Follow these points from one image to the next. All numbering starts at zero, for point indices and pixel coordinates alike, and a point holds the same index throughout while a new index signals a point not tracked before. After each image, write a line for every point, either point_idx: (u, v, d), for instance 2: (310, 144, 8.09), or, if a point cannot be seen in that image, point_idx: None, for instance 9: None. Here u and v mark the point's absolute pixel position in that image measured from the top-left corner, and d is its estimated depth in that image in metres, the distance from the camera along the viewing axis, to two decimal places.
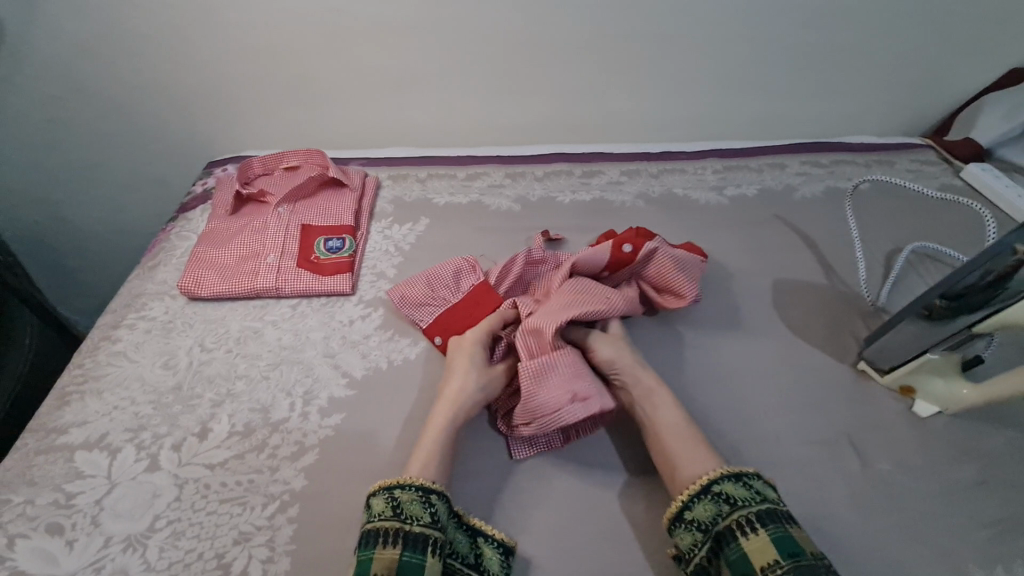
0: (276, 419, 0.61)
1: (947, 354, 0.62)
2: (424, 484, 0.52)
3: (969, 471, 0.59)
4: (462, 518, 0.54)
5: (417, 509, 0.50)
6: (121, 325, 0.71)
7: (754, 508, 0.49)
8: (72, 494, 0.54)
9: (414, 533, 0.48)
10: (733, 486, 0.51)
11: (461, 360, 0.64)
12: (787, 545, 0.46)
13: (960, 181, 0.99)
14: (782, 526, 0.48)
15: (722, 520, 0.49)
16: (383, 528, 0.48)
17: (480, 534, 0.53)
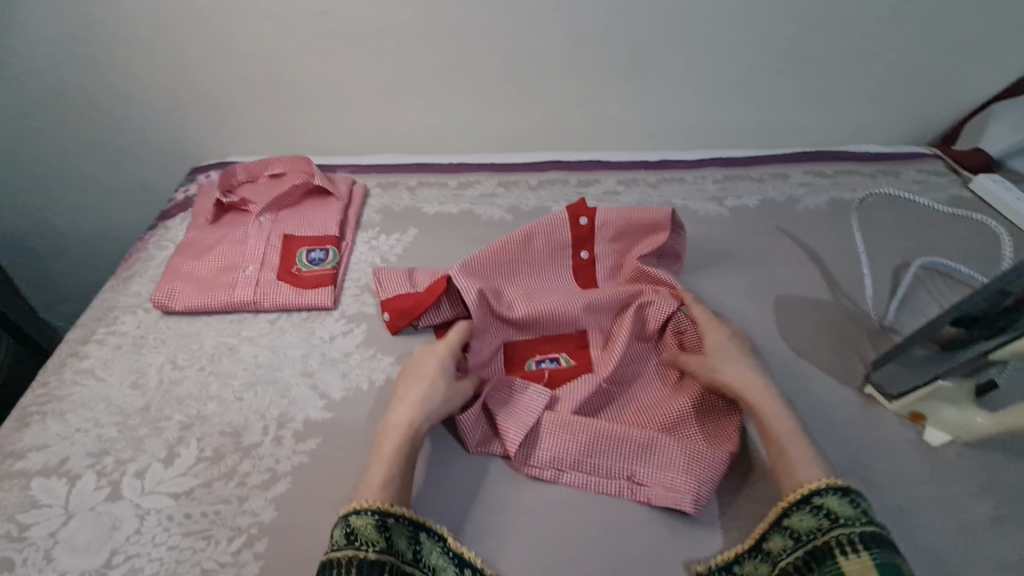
0: (247, 444, 0.58)
1: (958, 381, 0.58)
2: (381, 506, 0.49)
3: (984, 505, 0.55)
4: (449, 543, 0.50)
5: (373, 534, 0.47)
6: (90, 340, 0.68)
7: (859, 530, 0.46)
8: (26, 526, 0.51)
9: (367, 561, 0.45)
10: (838, 502, 0.49)
11: (423, 362, 0.61)
12: (891, 573, 0.44)
13: (970, 192, 0.96)
14: (888, 553, 0.45)
15: (820, 535, 0.48)
16: (337, 559, 0.45)
17: (466, 564, 0.49)
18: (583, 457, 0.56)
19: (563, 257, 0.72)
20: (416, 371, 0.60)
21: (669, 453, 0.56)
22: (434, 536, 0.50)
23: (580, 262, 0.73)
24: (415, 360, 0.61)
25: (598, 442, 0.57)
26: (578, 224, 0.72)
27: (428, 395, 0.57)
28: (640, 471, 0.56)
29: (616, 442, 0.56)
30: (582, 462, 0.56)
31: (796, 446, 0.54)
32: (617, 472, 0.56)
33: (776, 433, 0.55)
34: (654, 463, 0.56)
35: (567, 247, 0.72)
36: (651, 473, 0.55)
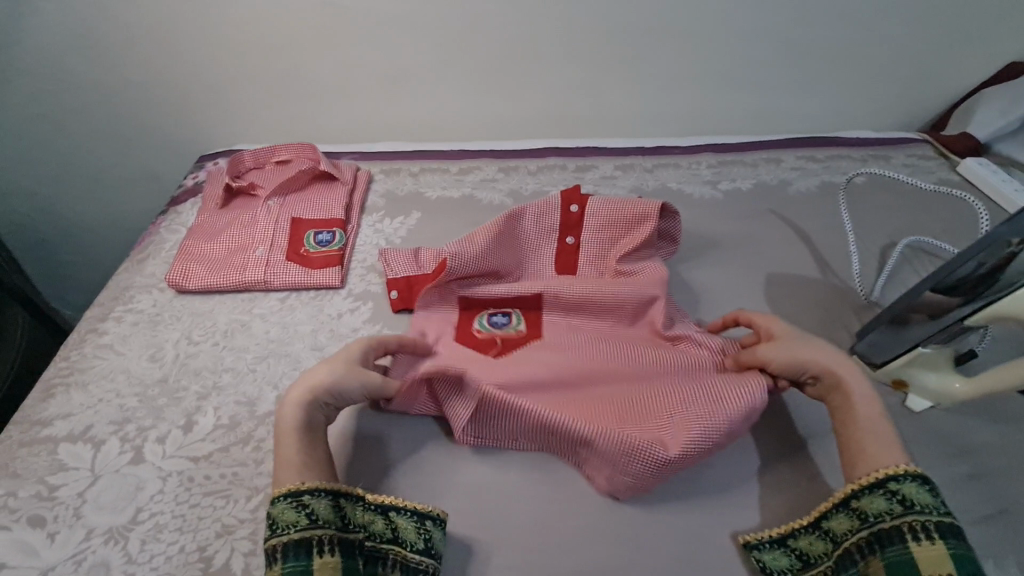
0: (262, 412, 0.61)
1: (938, 347, 0.60)
2: (292, 488, 0.48)
3: (962, 465, 0.58)
4: (368, 499, 0.51)
5: (292, 515, 0.46)
6: (108, 317, 0.71)
7: (935, 518, 0.46)
8: (55, 487, 0.54)
9: (293, 542, 0.45)
10: (915, 489, 0.48)
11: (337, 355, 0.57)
12: (964, 563, 0.44)
13: (958, 175, 0.99)
14: (963, 544, 0.45)
15: (890, 520, 0.47)
16: (267, 549, 0.45)
17: (392, 509, 0.51)
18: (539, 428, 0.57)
19: (545, 241, 0.76)
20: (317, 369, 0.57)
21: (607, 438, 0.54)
22: (352, 498, 0.50)
23: (564, 246, 0.76)
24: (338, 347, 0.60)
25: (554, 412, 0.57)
26: (569, 210, 0.77)
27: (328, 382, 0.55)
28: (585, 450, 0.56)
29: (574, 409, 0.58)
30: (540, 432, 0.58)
31: (880, 427, 0.52)
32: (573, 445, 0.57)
33: (862, 416, 0.53)
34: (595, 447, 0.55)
35: (552, 232, 0.76)
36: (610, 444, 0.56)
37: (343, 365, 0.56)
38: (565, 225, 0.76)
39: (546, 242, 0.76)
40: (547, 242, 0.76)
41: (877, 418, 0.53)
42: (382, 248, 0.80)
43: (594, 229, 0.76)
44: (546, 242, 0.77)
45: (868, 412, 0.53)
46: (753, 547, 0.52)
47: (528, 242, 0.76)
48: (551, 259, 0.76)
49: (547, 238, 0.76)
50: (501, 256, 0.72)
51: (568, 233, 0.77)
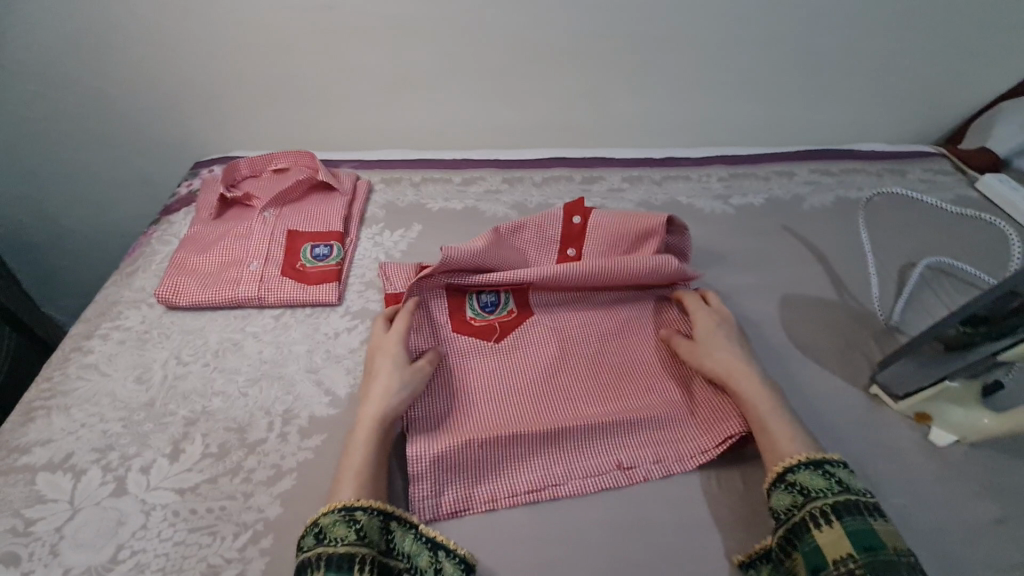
0: (252, 440, 0.58)
1: (966, 381, 0.57)
2: (348, 503, 0.48)
3: (990, 506, 0.55)
4: (421, 530, 0.50)
5: (343, 529, 0.46)
6: (94, 335, 0.68)
7: (832, 499, 0.47)
8: (32, 520, 0.51)
9: (338, 554, 0.44)
10: (809, 476, 0.50)
11: (387, 355, 0.60)
12: (865, 539, 0.44)
13: (976, 191, 0.96)
14: (863, 519, 0.46)
15: (795, 511, 0.48)
16: (307, 558, 0.45)
17: (440, 546, 0.49)
18: (555, 463, 0.57)
19: (547, 252, 0.74)
20: (371, 371, 0.60)
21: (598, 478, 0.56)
22: (405, 524, 0.49)
23: (566, 258, 0.74)
24: (373, 350, 0.63)
25: (564, 438, 0.58)
26: (570, 222, 0.75)
27: (387, 385, 0.57)
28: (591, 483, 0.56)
29: (592, 432, 0.59)
30: (554, 467, 0.57)
31: (772, 420, 0.56)
32: (609, 464, 0.57)
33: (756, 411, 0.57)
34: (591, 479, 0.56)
35: (553, 243, 0.74)
36: (642, 456, 0.58)
37: (405, 371, 0.59)
38: (566, 234, 0.74)
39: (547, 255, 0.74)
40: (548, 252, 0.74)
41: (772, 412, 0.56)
42: (381, 263, 0.77)
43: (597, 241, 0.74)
44: (547, 254, 0.74)
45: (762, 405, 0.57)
46: (748, 566, 0.50)
47: (529, 253, 0.73)
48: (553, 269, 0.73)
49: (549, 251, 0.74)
50: (503, 262, 0.69)
51: (570, 245, 0.74)
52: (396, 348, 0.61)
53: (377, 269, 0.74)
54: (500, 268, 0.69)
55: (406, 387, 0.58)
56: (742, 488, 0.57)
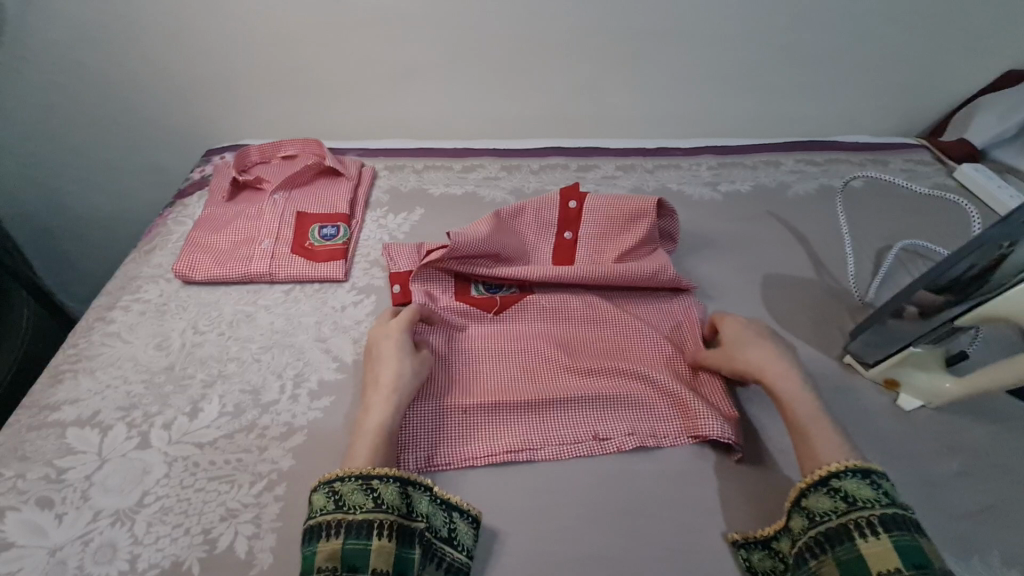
0: (266, 400, 0.62)
1: (930, 348, 0.62)
2: (363, 471, 0.51)
3: (951, 463, 0.59)
4: (435, 492, 0.53)
5: (360, 497, 0.49)
6: (115, 306, 0.72)
7: (878, 511, 0.48)
8: (63, 469, 0.55)
9: (357, 521, 0.48)
10: (858, 485, 0.50)
11: (391, 342, 0.62)
12: (912, 555, 0.45)
13: (954, 180, 1.00)
14: (909, 533, 0.46)
15: (837, 517, 0.49)
16: (325, 522, 0.48)
17: (455, 508, 0.53)
18: (537, 430, 0.61)
19: (545, 235, 0.78)
20: (376, 356, 0.62)
21: (575, 444, 0.60)
22: (421, 488, 0.52)
23: (562, 240, 0.78)
24: (372, 341, 0.64)
25: (546, 408, 0.63)
26: (567, 206, 0.79)
27: (398, 372, 0.59)
28: (571, 447, 0.60)
29: (573, 404, 0.63)
30: (536, 432, 0.61)
31: (814, 424, 0.56)
32: (585, 435, 0.61)
33: (793, 413, 0.58)
34: (570, 441, 0.60)
35: (551, 226, 0.79)
36: (621, 426, 0.62)
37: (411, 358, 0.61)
38: (564, 218, 0.79)
39: (546, 238, 0.78)
40: (547, 235, 0.78)
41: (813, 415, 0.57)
42: (385, 243, 0.81)
43: (592, 224, 0.79)
44: (545, 236, 0.78)
45: (801, 405, 0.58)
46: (741, 545, 0.53)
47: (528, 236, 0.78)
48: (550, 252, 0.78)
49: (547, 234, 0.79)
50: (504, 243, 0.73)
51: (567, 228, 0.79)
52: (398, 334, 0.63)
53: (382, 248, 0.79)
54: (503, 247, 0.73)
55: (416, 375, 0.60)
56: (720, 447, 0.61)
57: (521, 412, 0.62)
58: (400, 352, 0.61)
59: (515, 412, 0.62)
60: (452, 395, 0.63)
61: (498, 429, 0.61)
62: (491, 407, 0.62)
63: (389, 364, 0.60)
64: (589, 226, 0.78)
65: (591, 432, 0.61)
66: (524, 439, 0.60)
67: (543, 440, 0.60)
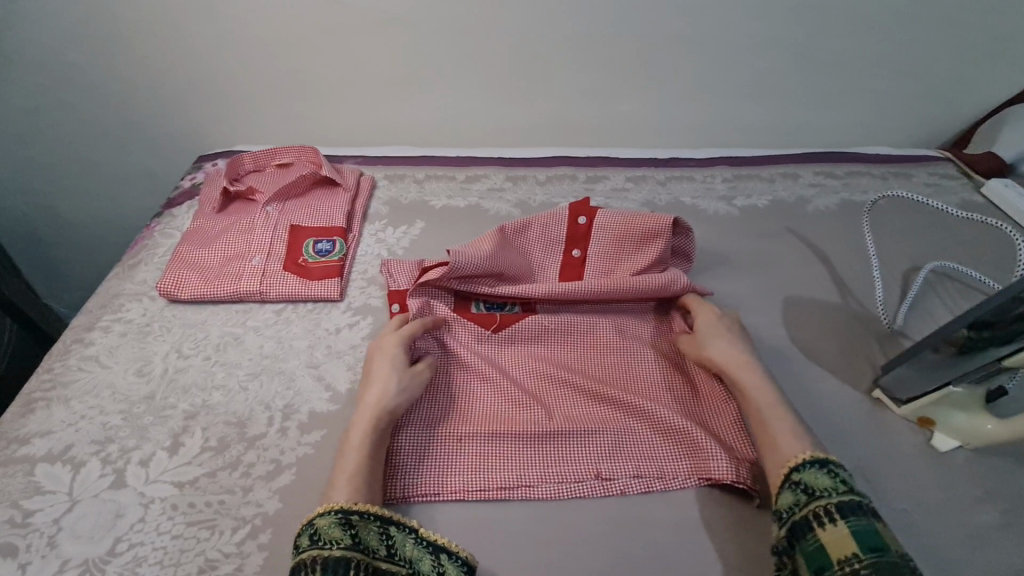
0: (252, 434, 0.57)
1: (969, 387, 0.58)
2: (344, 506, 0.47)
3: (992, 512, 0.55)
4: (420, 532, 0.48)
5: (337, 531, 0.45)
6: (95, 327, 0.68)
7: (838, 499, 0.46)
8: (30, 512, 0.51)
9: (333, 559, 0.43)
10: (815, 475, 0.48)
11: (384, 357, 0.59)
12: (869, 538, 0.43)
13: (982, 196, 0.95)
14: (868, 519, 0.45)
15: (798, 511, 0.47)
16: (303, 559, 0.44)
17: (443, 550, 0.47)
18: (535, 466, 0.57)
19: (552, 252, 0.74)
20: (368, 372, 0.59)
21: (573, 484, 0.55)
22: (404, 528, 0.47)
23: (570, 259, 0.74)
24: (369, 354, 0.61)
25: (546, 442, 0.58)
26: (576, 223, 0.74)
27: (383, 392, 0.56)
28: (569, 487, 0.55)
29: (575, 439, 0.59)
30: (533, 468, 0.56)
31: (772, 411, 0.56)
32: (587, 473, 0.56)
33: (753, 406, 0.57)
34: (570, 480, 0.56)
35: (558, 244, 0.74)
36: (625, 466, 0.57)
37: (398, 376, 0.58)
38: (572, 234, 0.74)
39: (552, 256, 0.74)
40: (554, 252, 0.74)
41: (772, 404, 0.56)
42: (384, 260, 0.76)
43: (601, 242, 0.74)
44: (551, 254, 0.74)
45: (760, 394, 0.57)
46: None
47: (533, 253, 0.73)
48: (556, 271, 0.73)
49: (553, 252, 0.74)
50: (508, 262, 0.69)
51: (574, 245, 0.74)
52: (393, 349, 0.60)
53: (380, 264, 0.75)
54: (506, 265, 0.68)
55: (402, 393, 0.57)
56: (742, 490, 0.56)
57: (522, 446, 0.58)
58: (393, 367, 0.58)
59: (513, 444, 0.58)
60: (450, 426, 0.59)
61: (491, 464, 0.56)
62: (489, 441, 0.58)
63: (378, 383, 0.57)
64: (598, 243, 0.74)
65: (595, 470, 0.56)
66: (521, 477, 0.56)
67: (540, 478, 0.56)
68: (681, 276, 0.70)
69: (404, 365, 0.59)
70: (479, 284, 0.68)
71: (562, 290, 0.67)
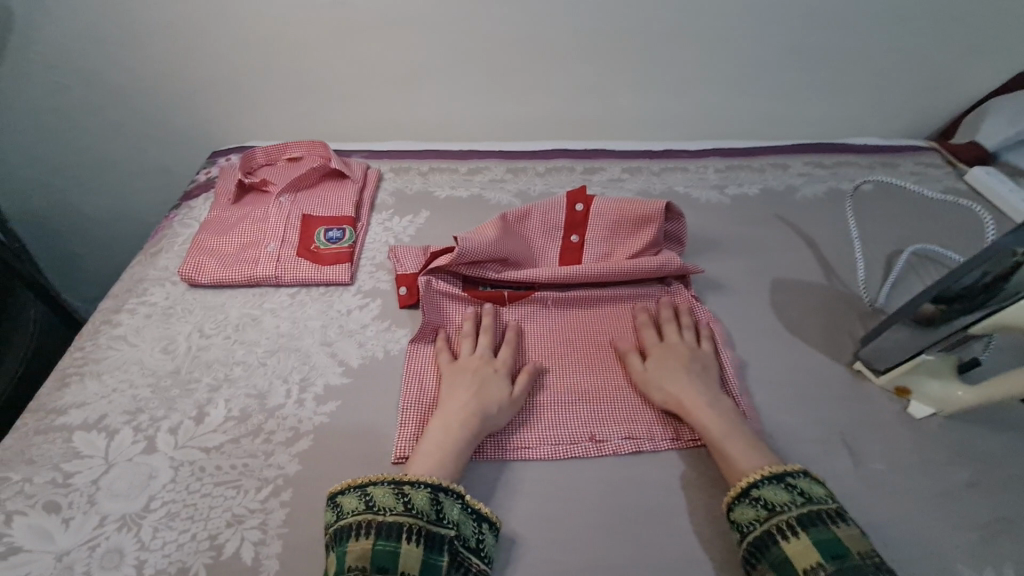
0: (271, 405, 0.62)
1: (943, 354, 0.62)
2: (397, 477, 0.51)
3: (962, 472, 0.59)
4: (467, 501, 0.51)
5: (391, 500, 0.49)
6: (122, 309, 0.72)
7: (797, 512, 0.49)
8: (70, 473, 0.55)
9: (387, 523, 0.47)
10: (773, 491, 0.51)
11: (492, 378, 0.62)
12: (831, 547, 0.46)
13: (964, 184, 0.99)
14: (826, 527, 0.48)
15: (761, 525, 0.49)
16: (355, 521, 0.48)
17: (484, 519, 0.51)
18: (531, 429, 0.61)
19: (552, 238, 0.78)
20: (457, 384, 0.61)
21: (566, 445, 0.59)
22: (452, 495, 0.51)
23: (569, 243, 0.78)
24: (465, 368, 0.63)
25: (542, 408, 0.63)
26: (574, 210, 0.78)
27: (485, 410, 0.59)
28: (562, 447, 0.59)
29: (570, 406, 0.63)
30: (529, 430, 0.61)
31: (732, 441, 0.56)
32: (582, 436, 0.60)
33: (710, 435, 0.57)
34: (564, 441, 0.60)
35: (557, 229, 0.78)
36: (616, 429, 0.61)
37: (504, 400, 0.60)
38: (570, 220, 0.78)
39: (551, 241, 0.78)
40: (553, 238, 0.78)
41: (730, 433, 0.57)
42: (391, 246, 0.81)
43: (598, 228, 0.78)
44: (551, 240, 0.78)
45: (716, 423, 0.58)
46: None
47: (533, 239, 0.77)
48: (555, 256, 0.78)
49: (553, 237, 0.78)
50: (510, 247, 0.73)
51: (573, 230, 0.78)
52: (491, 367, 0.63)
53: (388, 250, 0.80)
54: (508, 250, 0.72)
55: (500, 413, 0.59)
56: None
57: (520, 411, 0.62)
58: (496, 387, 0.61)
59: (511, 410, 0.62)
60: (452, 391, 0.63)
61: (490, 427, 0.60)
62: None
63: (464, 398, 0.59)
64: (595, 229, 0.78)
65: (589, 433, 0.60)
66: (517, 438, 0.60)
67: (535, 439, 0.60)
68: (675, 257, 0.74)
69: (504, 389, 0.61)
70: (483, 268, 0.72)
71: (563, 273, 0.72)
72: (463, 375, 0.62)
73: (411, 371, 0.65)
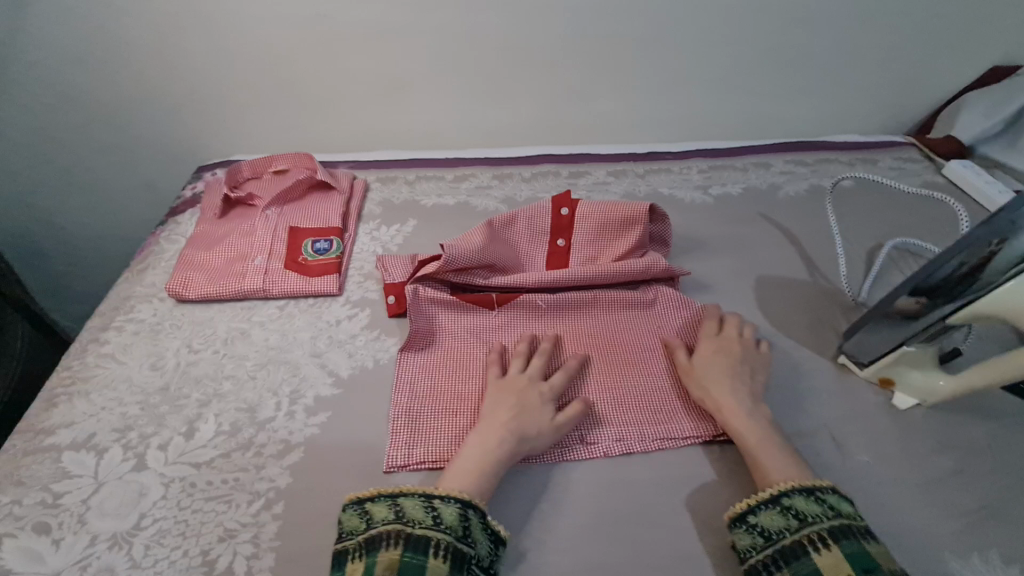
0: (262, 418, 0.62)
1: (923, 346, 0.62)
2: (427, 490, 0.51)
3: (947, 461, 0.60)
4: (488, 521, 0.51)
5: (420, 513, 0.49)
6: (109, 327, 0.72)
7: (859, 524, 0.49)
8: (60, 494, 0.55)
9: (417, 536, 0.47)
10: (838, 500, 0.50)
11: (535, 399, 0.61)
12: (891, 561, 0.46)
13: (942, 177, 1.01)
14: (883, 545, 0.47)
15: (827, 520, 0.48)
16: (387, 531, 0.48)
17: (500, 543, 0.51)
18: None
19: (539, 243, 0.79)
20: (500, 403, 0.60)
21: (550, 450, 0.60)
22: (479, 513, 0.51)
23: (555, 248, 0.79)
24: (507, 388, 0.62)
25: None
26: (559, 214, 0.79)
27: (529, 432, 0.58)
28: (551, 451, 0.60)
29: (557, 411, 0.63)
30: None
31: (768, 452, 0.56)
32: (572, 438, 0.61)
33: (747, 443, 0.57)
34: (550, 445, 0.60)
35: (543, 234, 0.79)
36: (605, 432, 0.61)
37: (551, 425, 0.59)
38: (557, 224, 0.79)
39: (537, 246, 0.79)
40: (540, 243, 0.79)
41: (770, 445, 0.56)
42: (379, 256, 0.81)
43: (583, 231, 0.79)
44: (537, 245, 0.79)
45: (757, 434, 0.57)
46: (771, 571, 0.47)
47: (519, 244, 0.78)
48: (542, 260, 0.78)
49: (539, 242, 0.79)
50: (496, 252, 0.74)
51: (560, 233, 0.79)
52: (535, 389, 0.62)
53: (376, 259, 0.80)
54: (496, 257, 0.73)
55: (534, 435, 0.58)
56: (718, 449, 0.61)
57: None
58: (540, 409, 0.60)
59: None
60: (438, 399, 0.63)
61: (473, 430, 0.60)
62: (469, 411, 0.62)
63: (501, 418, 0.58)
64: (581, 232, 0.79)
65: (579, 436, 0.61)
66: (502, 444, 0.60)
67: None
68: (660, 259, 0.75)
69: (548, 415, 0.60)
70: (470, 274, 0.73)
71: (550, 278, 0.72)
72: (509, 395, 0.61)
73: (400, 380, 0.65)
